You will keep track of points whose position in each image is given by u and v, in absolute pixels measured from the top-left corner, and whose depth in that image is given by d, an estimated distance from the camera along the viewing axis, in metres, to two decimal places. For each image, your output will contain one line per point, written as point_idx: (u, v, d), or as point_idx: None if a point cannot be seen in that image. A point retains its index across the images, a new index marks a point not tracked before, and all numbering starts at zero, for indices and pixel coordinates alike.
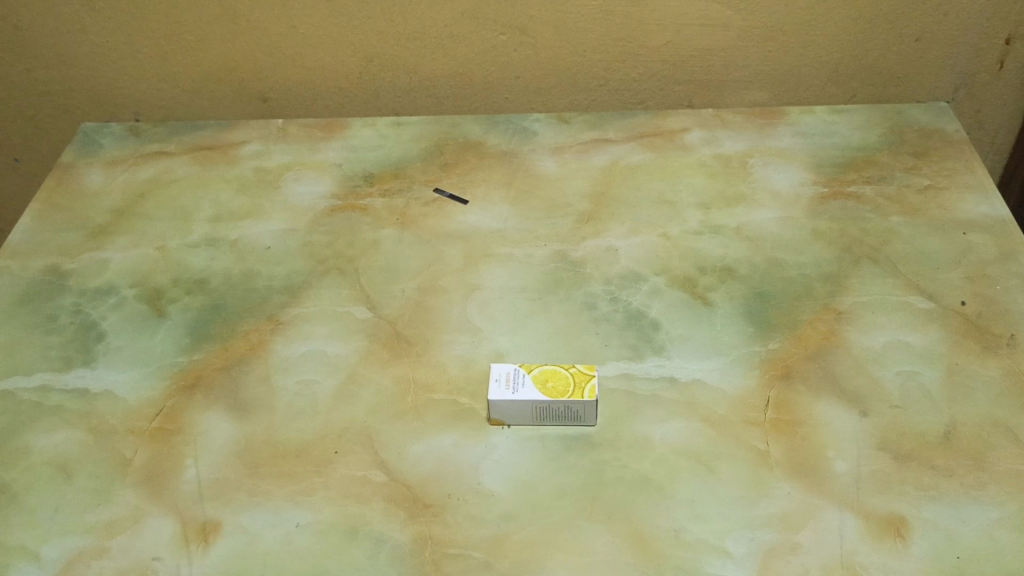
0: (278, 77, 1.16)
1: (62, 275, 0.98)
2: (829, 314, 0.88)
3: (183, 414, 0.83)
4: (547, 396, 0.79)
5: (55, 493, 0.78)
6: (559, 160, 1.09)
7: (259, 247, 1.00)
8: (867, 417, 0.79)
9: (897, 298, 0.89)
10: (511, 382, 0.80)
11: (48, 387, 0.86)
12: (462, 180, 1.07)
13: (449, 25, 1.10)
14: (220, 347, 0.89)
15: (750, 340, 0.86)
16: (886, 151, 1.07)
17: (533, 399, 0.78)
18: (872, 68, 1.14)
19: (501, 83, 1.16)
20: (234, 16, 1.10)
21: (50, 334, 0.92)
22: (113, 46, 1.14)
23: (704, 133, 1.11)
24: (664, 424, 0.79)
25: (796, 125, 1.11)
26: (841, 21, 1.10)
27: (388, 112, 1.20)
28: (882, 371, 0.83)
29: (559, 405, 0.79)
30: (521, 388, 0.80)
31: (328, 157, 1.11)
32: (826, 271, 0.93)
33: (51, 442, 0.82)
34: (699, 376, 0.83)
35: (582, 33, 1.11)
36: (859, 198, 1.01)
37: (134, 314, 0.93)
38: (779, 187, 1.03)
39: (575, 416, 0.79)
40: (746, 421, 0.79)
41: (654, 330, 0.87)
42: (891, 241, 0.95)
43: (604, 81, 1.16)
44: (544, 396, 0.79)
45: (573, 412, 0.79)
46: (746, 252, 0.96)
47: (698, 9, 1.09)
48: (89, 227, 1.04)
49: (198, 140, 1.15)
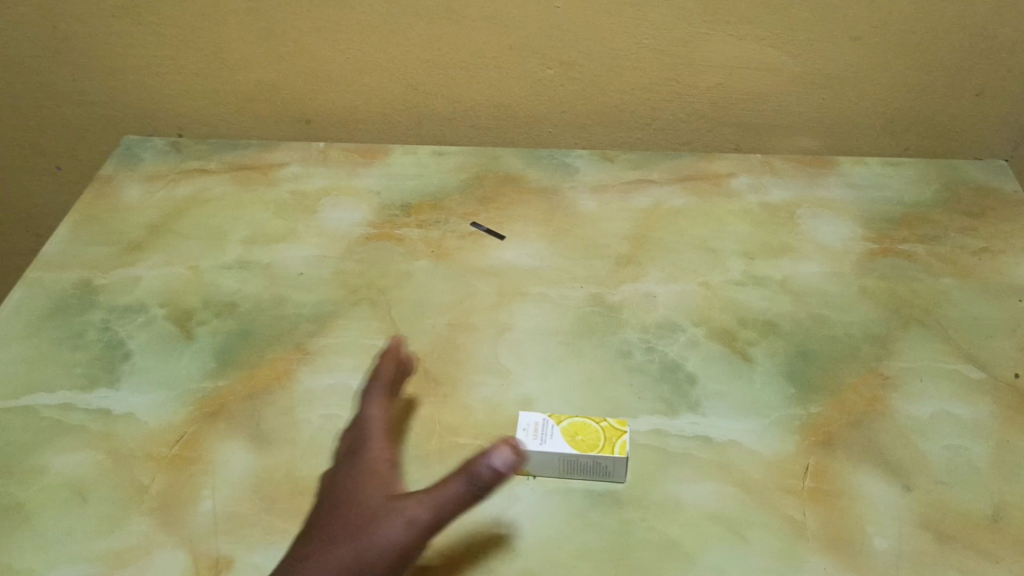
0: (322, 100, 1.16)
1: (93, 290, 0.98)
2: (874, 379, 0.84)
3: (203, 442, 0.82)
4: (576, 449, 0.76)
5: (68, 516, 0.76)
6: (600, 199, 1.07)
7: (292, 272, 1.00)
8: (910, 492, 0.75)
9: (947, 366, 0.86)
10: (539, 433, 0.78)
11: (70, 404, 0.86)
12: (500, 215, 1.06)
13: (496, 57, 1.08)
14: (245, 374, 0.88)
15: (790, 402, 0.82)
16: (940, 209, 1.04)
17: (561, 451, 0.76)
18: (927, 121, 1.11)
19: (545, 118, 1.15)
20: (280, 37, 1.09)
21: (76, 350, 0.91)
22: (159, 61, 1.13)
23: (750, 180, 1.09)
24: (696, 486, 0.76)
25: (847, 176, 1.09)
26: (899, 72, 1.06)
27: (429, 140, 1.20)
28: (928, 443, 0.79)
29: (588, 459, 0.76)
30: (550, 440, 0.77)
31: (366, 183, 1.12)
32: (872, 332, 0.89)
33: (69, 462, 0.80)
34: (734, 436, 0.80)
35: (630, 70, 1.08)
36: (910, 256, 0.98)
37: (162, 335, 0.92)
38: (826, 240, 1.00)
39: (604, 472, 0.77)
40: (783, 488, 0.75)
41: (689, 385, 0.84)
42: (942, 305, 0.92)
43: (651, 120, 1.14)
44: (573, 449, 0.76)
45: (602, 467, 0.76)
46: (789, 307, 0.92)
47: (750, 53, 1.05)
48: (123, 243, 1.05)
49: (237, 158, 1.17)
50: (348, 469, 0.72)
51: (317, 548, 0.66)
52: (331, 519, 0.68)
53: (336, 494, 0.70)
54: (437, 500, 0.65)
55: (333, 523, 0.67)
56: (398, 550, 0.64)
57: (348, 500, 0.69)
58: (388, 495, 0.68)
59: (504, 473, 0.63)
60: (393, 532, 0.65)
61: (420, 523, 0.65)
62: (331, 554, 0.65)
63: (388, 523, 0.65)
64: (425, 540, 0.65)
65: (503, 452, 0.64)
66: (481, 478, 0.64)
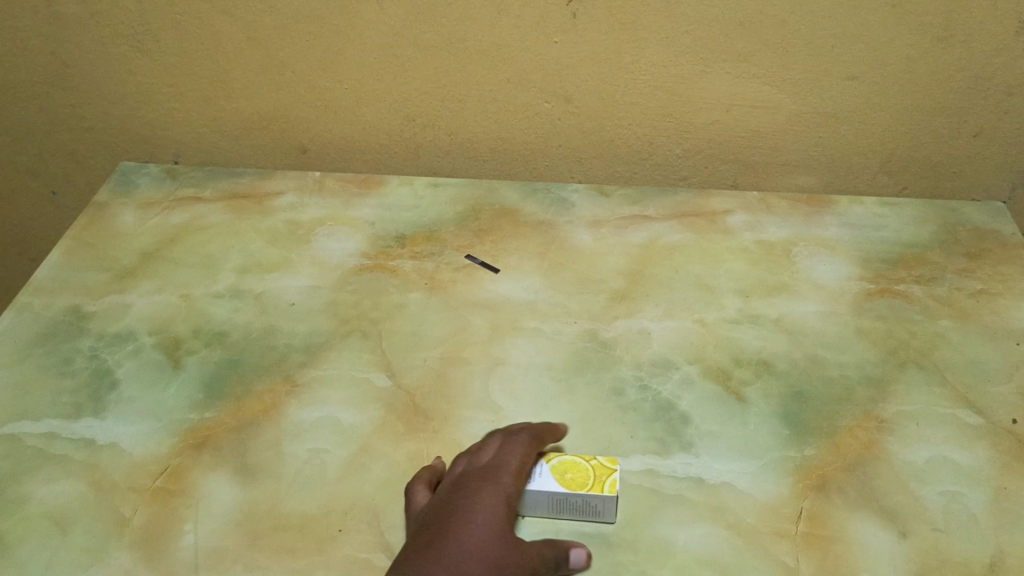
0: (319, 130, 1.16)
1: (83, 317, 0.97)
2: (870, 422, 0.83)
3: (188, 475, 0.80)
4: (564, 488, 0.75)
5: (47, 549, 0.74)
6: (596, 234, 1.07)
7: (284, 302, 0.99)
8: (906, 539, 0.73)
9: (944, 410, 0.85)
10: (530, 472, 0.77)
11: (55, 433, 0.84)
12: (495, 248, 1.05)
13: (494, 91, 1.09)
14: (233, 405, 0.86)
15: (785, 443, 0.81)
16: (938, 250, 1.03)
17: (550, 490, 0.74)
18: (925, 162, 1.11)
19: (543, 151, 1.14)
20: (280, 67, 1.09)
21: (64, 377, 0.90)
22: (158, 88, 1.13)
23: (747, 218, 1.09)
24: (688, 529, 0.74)
25: (843, 216, 1.09)
26: (896, 113, 1.07)
27: (427, 171, 1.20)
28: (924, 489, 0.77)
29: (577, 497, 0.74)
30: (540, 478, 0.76)
31: (361, 214, 1.11)
32: (869, 374, 0.88)
33: (50, 493, 0.79)
34: (728, 478, 0.78)
35: (628, 106, 1.08)
36: (907, 296, 0.97)
37: (150, 363, 0.91)
38: (823, 279, 1.00)
39: (594, 512, 0.75)
40: (776, 532, 0.74)
41: (682, 424, 0.83)
42: (940, 348, 0.91)
43: (648, 156, 1.14)
44: (560, 487, 0.74)
45: (591, 506, 0.74)
46: (785, 346, 0.91)
47: (748, 91, 1.05)
48: (115, 269, 1.04)
49: (233, 187, 1.17)
50: (499, 481, 0.72)
51: (456, 540, 0.65)
52: (470, 523, 0.67)
53: (460, 503, 0.69)
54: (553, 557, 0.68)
55: (479, 527, 0.67)
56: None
57: (488, 510, 0.69)
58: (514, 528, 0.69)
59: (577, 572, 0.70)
60: (526, 567, 0.66)
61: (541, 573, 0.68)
62: (476, 554, 0.64)
63: (524, 556, 0.67)
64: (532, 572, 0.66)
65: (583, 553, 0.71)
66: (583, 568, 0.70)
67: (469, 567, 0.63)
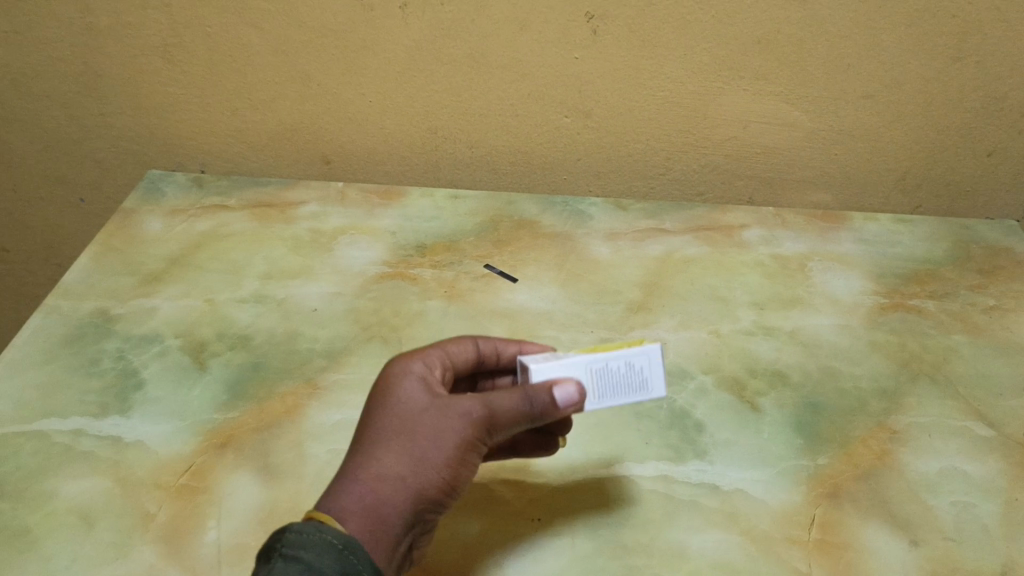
0: (342, 142, 1.18)
1: (111, 319, 1.00)
2: (883, 433, 0.84)
3: (211, 473, 0.82)
4: (601, 353, 0.65)
5: (74, 542, 0.76)
6: (613, 246, 1.09)
7: (306, 308, 1.01)
8: (918, 547, 0.74)
9: (956, 422, 0.85)
10: (552, 358, 0.66)
11: (82, 431, 0.86)
12: (513, 258, 1.08)
13: (515, 105, 1.10)
14: (256, 407, 0.88)
15: (798, 453, 0.82)
16: (952, 266, 1.06)
17: (585, 357, 0.64)
18: (939, 180, 1.13)
19: (561, 164, 1.16)
20: (306, 79, 1.12)
21: (91, 377, 0.92)
22: (186, 99, 1.16)
23: (762, 232, 1.12)
24: (702, 534, 0.75)
25: (858, 231, 1.12)
26: (911, 131, 1.08)
27: (446, 183, 1.22)
28: (936, 499, 0.78)
29: (617, 362, 0.65)
30: (568, 356, 0.65)
31: (382, 224, 1.14)
32: (881, 386, 0.89)
33: (77, 489, 0.80)
34: (742, 485, 0.79)
35: (646, 121, 1.10)
36: (920, 310, 0.99)
37: (176, 365, 0.93)
38: (837, 293, 1.02)
39: (641, 378, 0.65)
40: (790, 539, 0.74)
41: (697, 432, 0.85)
42: (952, 361, 0.92)
43: (665, 170, 1.15)
44: (596, 355, 0.65)
45: (637, 373, 0.65)
46: (799, 358, 0.93)
47: (765, 108, 1.07)
48: (142, 274, 1.07)
49: (257, 196, 1.20)
50: (406, 365, 0.66)
51: (363, 448, 0.61)
52: (385, 429, 0.62)
53: (371, 406, 0.64)
54: (491, 401, 0.62)
55: (383, 426, 0.62)
56: (446, 459, 0.61)
57: (395, 400, 0.63)
58: (435, 398, 0.63)
59: (561, 410, 0.61)
60: (448, 439, 0.61)
61: (479, 420, 0.61)
62: (392, 459, 0.60)
63: (444, 425, 0.61)
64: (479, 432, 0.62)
65: (570, 388, 0.62)
66: (541, 403, 0.61)
67: (375, 474, 0.60)
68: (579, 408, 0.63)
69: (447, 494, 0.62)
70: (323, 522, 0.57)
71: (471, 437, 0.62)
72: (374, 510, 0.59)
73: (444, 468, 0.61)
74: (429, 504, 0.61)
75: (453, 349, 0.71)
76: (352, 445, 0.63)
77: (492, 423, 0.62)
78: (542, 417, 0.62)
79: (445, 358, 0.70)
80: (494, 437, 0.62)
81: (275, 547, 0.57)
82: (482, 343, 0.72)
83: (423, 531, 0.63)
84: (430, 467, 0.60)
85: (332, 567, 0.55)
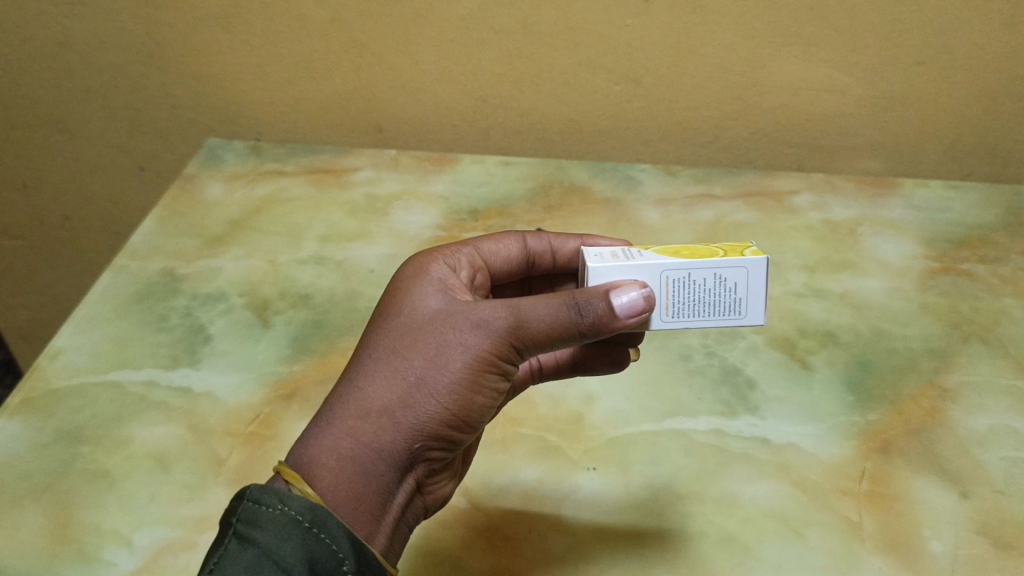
0: (396, 111, 1.21)
1: (177, 278, 1.04)
2: (933, 391, 0.85)
3: (278, 422, 0.85)
4: (684, 259, 0.64)
5: (151, 483, 0.79)
6: (662, 211, 1.12)
7: (365, 269, 1.05)
8: (968, 499, 0.75)
9: (1007, 381, 0.86)
10: (625, 255, 0.67)
11: (154, 382, 0.90)
12: (564, 223, 1.10)
13: (566, 73, 1.12)
14: (319, 360, 0.92)
15: (850, 409, 0.84)
16: (1003, 232, 1.07)
17: (664, 262, 0.64)
18: (991, 148, 1.13)
19: (611, 133, 1.18)
20: (361, 48, 1.13)
21: (160, 332, 0.96)
22: (243, 68, 1.19)
23: (812, 198, 1.14)
24: (754, 484, 0.77)
25: (908, 198, 1.13)
26: (964, 98, 1.08)
27: (497, 152, 1.25)
28: (986, 454, 0.79)
29: (704, 274, 0.64)
30: (643, 257, 0.65)
31: (435, 190, 1.18)
32: (932, 346, 0.91)
33: (151, 435, 0.84)
34: (794, 439, 0.81)
35: (696, 89, 1.11)
36: (970, 275, 1.00)
37: (241, 321, 0.97)
38: (888, 258, 1.03)
39: (732, 297, 0.64)
40: (840, 490, 0.76)
41: (749, 389, 0.86)
42: (1003, 323, 0.93)
43: (714, 138, 1.17)
44: (679, 262, 0.64)
45: (729, 290, 0.64)
46: (850, 319, 0.94)
47: (816, 75, 1.07)
48: (206, 236, 1.11)
49: (314, 163, 1.25)
50: (428, 276, 0.68)
51: (368, 364, 0.62)
52: (395, 343, 0.63)
53: (386, 317, 0.65)
54: (524, 309, 0.61)
55: (394, 339, 0.63)
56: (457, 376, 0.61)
57: (411, 311, 0.64)
58: (452, 312, 0.63)
59: (621, 317, 0.59)
60: (461, 351, 0.61)
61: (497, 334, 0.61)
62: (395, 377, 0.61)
63: (457, 339, 0.62)
64: (495, 350, 0.62)
65: (633, 293, 0.60)
66: (593, 310, 0.59)
67: (376, 394, 0.60)
68: (639, 319, 0.60)
69: (457, 414, 0.62)
70: (292, 485, 0.57)
71: (492, 349, 0.62)
72: (366, 435, 0.59)
73: (456, 384, 0.61)
74: (437, 422, 0.61)
75: (493, 248, 0.76)
76: (359, 359, 0.64)
77: (519, 334, 0.61)
78: (592, 327, 0.60)
79: (476, 257, 0.75)
80: (516, 350, 0.62)
81: (231, 524, 0.56)
82: (530, 240, 0.77)
83: (436, 452, 0.64)
84: (438, 384, 0.61)
85: (293, 549, 0.55)
